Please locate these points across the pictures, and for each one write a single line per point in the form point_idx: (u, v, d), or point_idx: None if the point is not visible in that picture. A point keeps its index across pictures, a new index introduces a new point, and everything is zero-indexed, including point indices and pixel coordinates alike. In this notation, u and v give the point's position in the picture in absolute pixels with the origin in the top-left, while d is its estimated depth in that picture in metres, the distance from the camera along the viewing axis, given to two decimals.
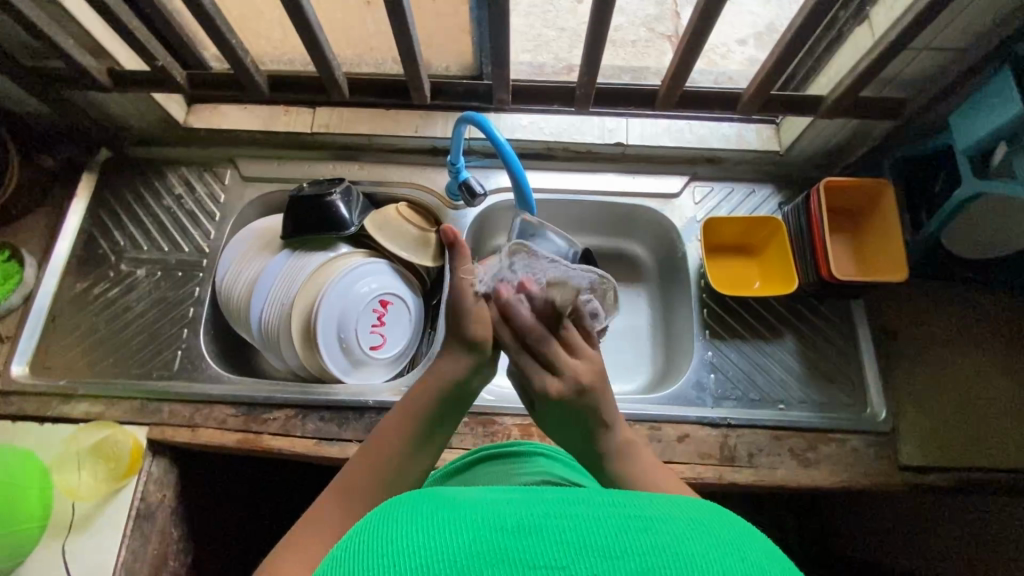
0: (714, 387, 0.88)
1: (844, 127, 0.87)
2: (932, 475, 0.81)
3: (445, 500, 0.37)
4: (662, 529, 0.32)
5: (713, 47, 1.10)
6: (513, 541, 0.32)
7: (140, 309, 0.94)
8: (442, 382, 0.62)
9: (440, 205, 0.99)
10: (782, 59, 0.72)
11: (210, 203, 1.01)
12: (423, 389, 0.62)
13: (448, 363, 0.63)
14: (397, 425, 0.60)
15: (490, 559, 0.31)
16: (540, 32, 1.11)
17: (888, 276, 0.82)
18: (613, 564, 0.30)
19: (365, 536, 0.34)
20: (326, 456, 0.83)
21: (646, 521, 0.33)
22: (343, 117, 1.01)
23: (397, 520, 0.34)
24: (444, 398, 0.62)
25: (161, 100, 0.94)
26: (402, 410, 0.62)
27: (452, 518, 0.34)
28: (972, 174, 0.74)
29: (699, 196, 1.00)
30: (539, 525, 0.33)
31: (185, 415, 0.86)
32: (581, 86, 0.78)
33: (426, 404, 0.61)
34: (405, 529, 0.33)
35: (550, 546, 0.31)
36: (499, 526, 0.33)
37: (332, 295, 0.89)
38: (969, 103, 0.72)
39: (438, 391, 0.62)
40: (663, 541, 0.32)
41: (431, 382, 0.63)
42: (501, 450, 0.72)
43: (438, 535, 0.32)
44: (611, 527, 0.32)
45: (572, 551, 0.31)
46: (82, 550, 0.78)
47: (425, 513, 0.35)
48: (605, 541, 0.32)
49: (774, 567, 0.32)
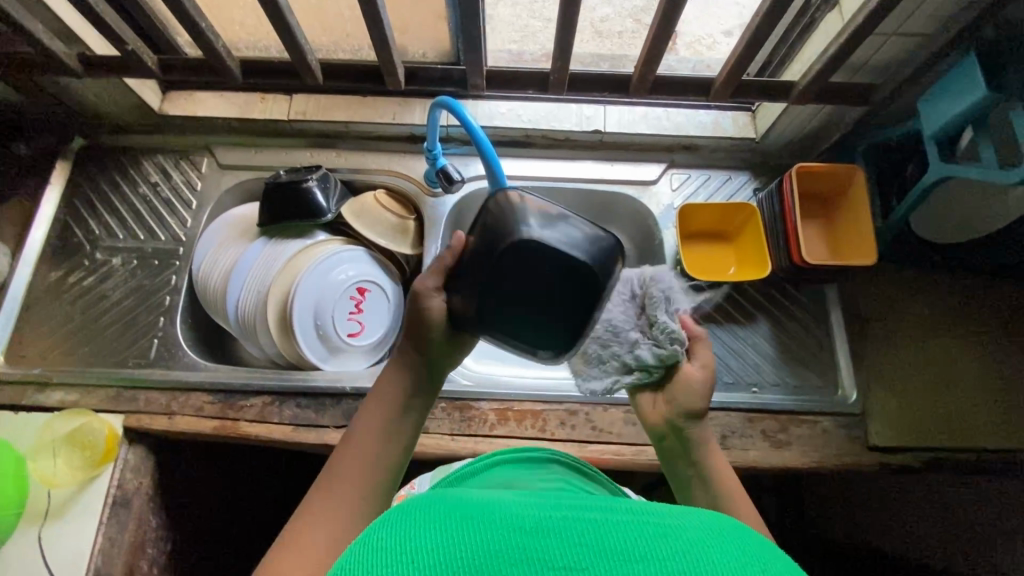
0: None
1: (817, 114, 0.88)
2: (900, 455, 0.83)
3: (463, 502, 0.38)
4: (678, 536, 0.34)
5: (698, 37, 1.11)
6: (531, 542, 0.34)
7: (116, 298, 0.94)
8: (409, 365, 0.65)
9: (419, 192, 0.99)
10: (751, 45, 0.72)
11: (187, 191, 1.00)
12: (393, 375, 0.65)
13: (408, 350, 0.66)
14: (373, 413, 0.63)
15: (509, 557, 0.33)
16: (526, 22, 1.10)
17: (858, 259, 0.84)
18: (633, 568, 0.32)
19: (384, 530, 0.35)
20: (302, 442, 0.83)
21: (662, 529, 0.34)
22: (320, 105, 1.00)
23: (415, 517, 0.36)
24: (412, 379, 0.65)
25: (135, 86, 0.93)
26: (374, 397, 0.64)
27: (476, 519, 0.36)
28: (938, 158, 0.75)
29: (676, 183, 1.00)
30: (558, 530, 0.34)
31: (161, 403, 0.86)
32: (554, 72, 0.78)
33: (397, 388, 0.64)
34: (425, 527, 0.35)
35: (568, 549, 0.33)
36: (521, 529, 0.35)
37: (309, 282, 0.89)
38: (937, 85, 0.73)
39: (405, 375, 0.65)
40: (681, 548, 0.33)
41: (398, 367, 0.66)
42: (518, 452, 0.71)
43: (456, 534, 0.34)
44: (627, 532, 0.34)
45: (590, 554, 0.33)
46: (59, 537, 0.78)
47: (441, 513, 0.37)
48: (624, 546, 0.33)
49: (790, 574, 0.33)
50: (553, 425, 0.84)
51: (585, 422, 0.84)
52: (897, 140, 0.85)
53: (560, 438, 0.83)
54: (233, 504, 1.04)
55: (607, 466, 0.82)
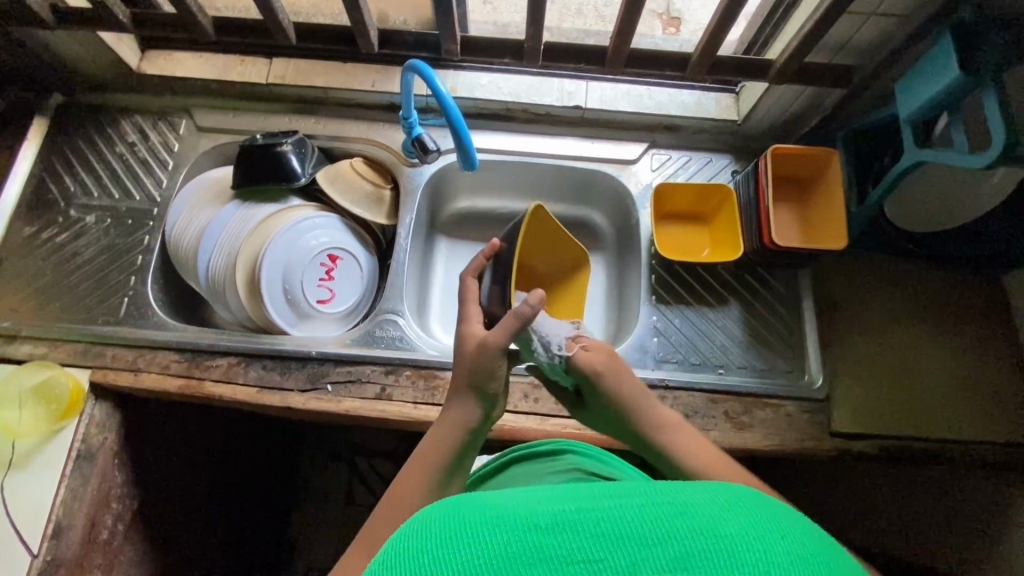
0: (657, 350, 0.89)
1: (799, 95, 0.87)
2: (862, 442, 0.83)
3: (469, 503, 0.36)
4: (696, 511, 0.32)
5: (701, 25, 1.17)
6: (548, 537, 0.31)
7: (88, 255, 0.94)
8: (460, 427, 0.62)
9: (396, 162, 0.99)
10: (725, 18, 0.71)
11: (164, 152, 1.00)
12: (441, 438, 0.62)
13: (463, 409, 0.63)
14: (419, 475, 0.60)
15: (526, 557, 0.30)
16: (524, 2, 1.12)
17: (829, 244, 0.83)
18: (654, 554, 0.30)
19: (395, 548, 0.33)
20: (266, 404, 0.84)
21: (679, 506, 0.32)
22: (300, 70, 0.99)
23: (425, 528, 0.34)
24: (464, 440, 0.62)
25: (111, 42, 0.92)
26: (421, 457, 0.61)
27: (481, 525, 0.33)
28: (914, 142, 0.74)
29: (656, 163, 0.99)
30: (577, 519, 0.32)
31: (128, 360, 0.86)
32: (528, 40, 0.76)
33: (448, 448, 0.61)
34: (435, 536, 0.33)
35: (588, 540, 0.31)
36: (532, 524, 0.32)
37: (277, 247, 0.88)
38: (916, 67, 0.71)
39: (457, 437, 0.62)
40: (703, 525, 0.31)
41: (449, 428, 0.62)
42: (528, 449, 0.76)
43: (466, 540, 0.32)
44: (647, 513, 0.32)
45: (608, 543, 0.31)
46: (20, 486, 0.79)
47: (449, 520, 0.34)
48: (643, 531, 0.31)
49: (809, 535, 0.33)
50: (516, 398, 0.84)
51: (548, 396, 0.84)
52: (877, 125, 0.84)
53: (521, 410, 0.83)
54: (202, 466, 1.05)
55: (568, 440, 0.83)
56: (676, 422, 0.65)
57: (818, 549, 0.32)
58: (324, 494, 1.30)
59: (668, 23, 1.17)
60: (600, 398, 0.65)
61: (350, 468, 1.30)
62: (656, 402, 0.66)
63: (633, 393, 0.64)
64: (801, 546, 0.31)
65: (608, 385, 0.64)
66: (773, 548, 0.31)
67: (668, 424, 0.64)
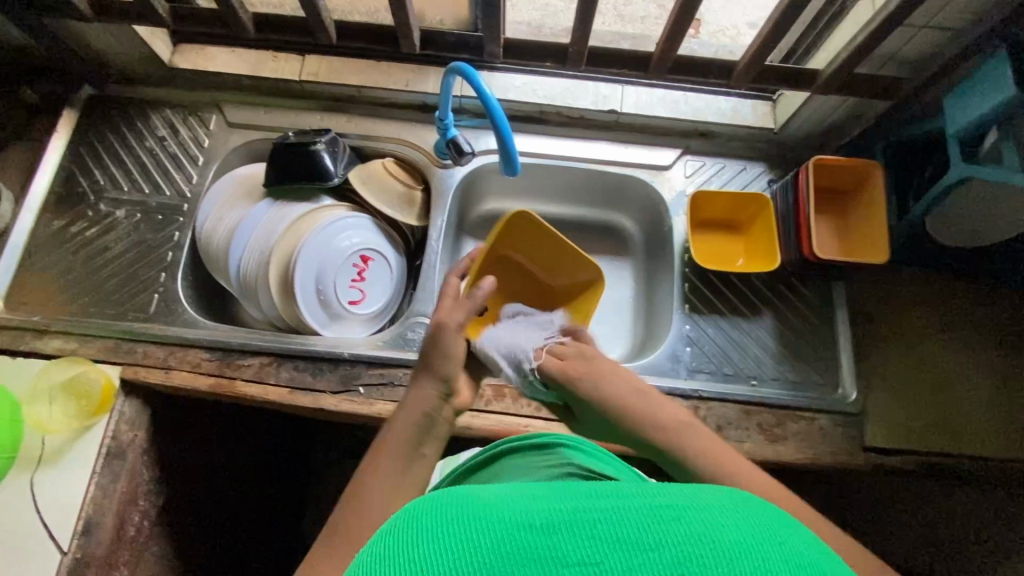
0: (689, 360, 0.89)
1: (840, 106, 0.86)
2: (896, 457, 0.83)
3: (463, 499, 0.35)
4: (697, 517, 0.31)
5: (723, 27, 1.15)
6: (542, 538, 0.30)
7: (118, 250, 0.93)
8: (420, 402, 0.65)
9: (427, 162, 0.98)
10: (778, 27, 0.70)
11: (194, 147, 0.99)
12: (402, 416, 0.63)
13: (422, 390, 0.66)
14: (378, 456, 0.59)
15: (519, 558, 0.30)
16: (547, 1, 1.11)
17: (869, 258, 0.82)
18: (647, 557, 0.29)
19: (387, 542, 0.33)
20: (298, 404, 0.83)
21: (678, 510, 0.31)
22: (333, 68, 0.98)
23: (418, 523, 0.33)
24: (426, 419, 0.63)
25: (145, 36, 0.91)
26: (385, 438, 0.62)
27: (478, 519, 0.32)
28: (960, 158, 0.72)
29: (690, 169, 0.98)
30: (570, 518, 0.31)
31: (158, 358, 0.86)
32: (574, 45, 0.75)
33: (411, 424, 0.62)
34: (429, 532, 0.32)
35: (583, 542, 0.30)
36: (522, 524, 0.31)
37: (312, 245, 0.88)
38: (964, 83, 0.71)
39: (418, 413, 0.64)
40: (700, 529, 0.30)
41: (410, 407, 0.64)
42: (518, 439, 0.74)
43: (460, 536, 0.31)
44: (644, 515, 0.31)
45: (602, 544, 0.30)
46: (50, 482, 0.79)
47: (443, 515, 0.33)
48: (638, 532, 0.30)
49: (814, 553, 0.31)
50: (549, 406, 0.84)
51: None
52: (920, 138, 0.83)
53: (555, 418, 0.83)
54: (224, 463, 1.04)
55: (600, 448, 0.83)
56: (685, 421, 0.60)
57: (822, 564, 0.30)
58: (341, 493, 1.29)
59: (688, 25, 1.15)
60: (582, 401, 0.67)
61: None
62: (661, 402, 0.63)
63: (615, 391, 0.64)
64: (805, 558, 0.30)
65: (584, 384, 0.66)
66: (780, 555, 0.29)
67: (678, 426, 0.60)
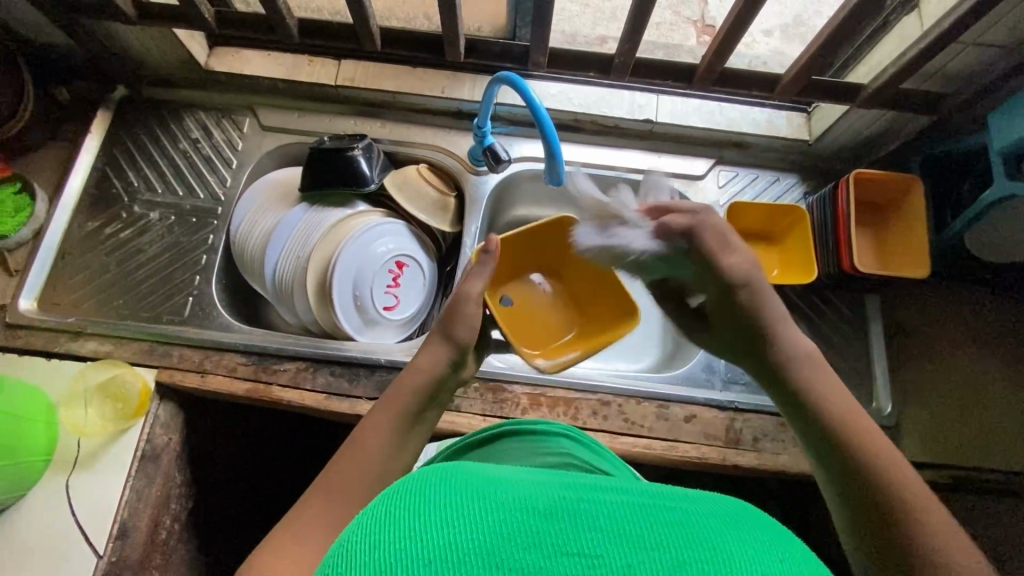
0: (725, 371, 0.88)
1: (879, 119, 0.86)
2: (932, 471, 0.83)
3: (466, 476, 0.36)
4: (697, 524, 0.31)
5: None
6: (545, 525, 0.31)
7: (152, 252, 0.93)
8: (434, 365, 0.66)
9: (462, 169, 0.98)
10: (829, 43, 0.70)
11: (228, 150, 0.99)
12: (409, 378, 0.65)
13: (436, 353, 0.67)
14: (380, 415, 0.62)
15: (519, 539, 0.30)
16: (564, 6, 1.10)
17: (910, 272, 0.83)
18: (649, 556, 0.29)
19: (388, 506, 0.33)
20: (334, 410, 0.83)
21: (680, 516, 0.32)
22: (369, 72, 0.98)
23: (422, 493, 0.34)
24: (433, 382, 0.65)
25: (184, 38, 0.90)
26: (392, 394, 0.64)
27: (482, 497, 0.33)
28: (1004, 175, 0.73)
29: (723, 179, 0.99)
30: (569, 507, 0.32)
31: (194, 361, 0.86)
32: (620, 55, 0.76)
33: (418, 386, 0.64)
34: (431, 501, 0.32)
35: (585, 534, 0.30)
36: (524, 509, 0.32)
37: (351, 249, 0.88)
38: (1010, 102, 0.72)
39: (428, 376, 0.65)
40: (703, 536, 0.30)
41: (422, 368, 0.66)
42: (522, 425, 0.73)
43: (463, 511, 0.32)
44: (648, 517, 0.31)
45: (604, 539, 0.30)
46: (86, 485, 0.79)
47: (446, 488, 0.34)
48: (639, 530, 0.30)
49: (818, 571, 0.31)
50: (585, 415, 0.84)
51: (617, 414, 0.84)
52: (960, 152, 0.83)
53: (591, 428, 0.83)
54: (249, 467, 1.04)
55: (636, 459, 0.83)
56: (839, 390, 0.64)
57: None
58: None
59: (703, 31, 1.15)
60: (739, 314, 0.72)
61: None
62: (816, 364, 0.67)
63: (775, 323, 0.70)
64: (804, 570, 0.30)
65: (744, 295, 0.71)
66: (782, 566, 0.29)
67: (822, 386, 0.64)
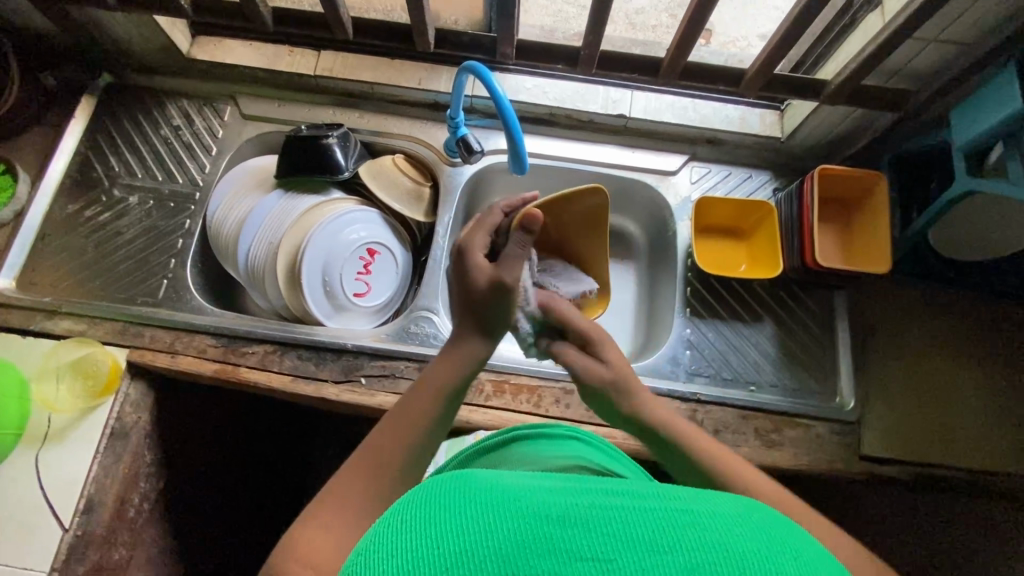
0: (689, 363, 0.89)
1: (847, 117, 0.87)
2: (890, 467, 0.83)
3: (482, 482, 0.36)
4: (710, 525, 0.32)
5: (733, 39, 1.17)
6: (561, 530, 0.31)
7: (130, 236, 0.95)
8: (464, 362, 0.62)
9: (437, 160, 0.99)
10: (786, 38, 0.71)
11: (208, 137, 1.01)
12: (445, 368, 0.61)
13: (465, 348, 0.63)
14: (418, 402, 0.58)
15: (534, 548, 0.31)
16: (560, 7, 1.12)
17: (872, 266, 0.83)
18: (662, 560, 0.30)
19: (403, 515, 0.34)
20: (300, 393, 0.84)
21: (692, 517, 0.33)
22: (348, 63, 0.99)
23: (432, 500, 0.35)
24: (464, 378, 0.61)
25: (165, 25, 0.92)
26: (420, 389, 0.60)
27: (497, 503, 0.33)
28: (965, 171, 0.73)
29: (696, 176, 0.99)
30: (584, 513, 0.33)
31: (165, 342, 0.87)
32: (586, 47, 0.77)
33: (449, 383, 0.60)
34: (446, 508, 0.33)
35: (599, 539, 0.31)
36: (539, 514, 0.32)
37: (323, 234, 0.89)
38: (971, 99, 0.72)
39: (459, 373, 0.61)
40: (715, 538, 0.31)
41: (450, 366, 0.62)
42: (536, 430, 0.75)
43: (480, 517, 0.32)
44: (663, 522, 0.32)
45: (617, 543, 0.31)
46: (54, 460, 0.80)
47: (463, 495, 0.35)
48: (653, 534, 0.31)
49: (828, 568, 0.32)
50: (547, 403, 0.85)
51: (579, 402, 0.85)
52: (926, 150, 0.84)
53: (553, 416, 0.84)
54: (220, 450, 1.05)
55: None
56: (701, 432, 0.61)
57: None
58: None
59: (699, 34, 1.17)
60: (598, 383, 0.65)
61: None
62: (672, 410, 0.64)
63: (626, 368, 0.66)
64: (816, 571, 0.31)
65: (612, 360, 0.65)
66: (785, 570, 0.30)
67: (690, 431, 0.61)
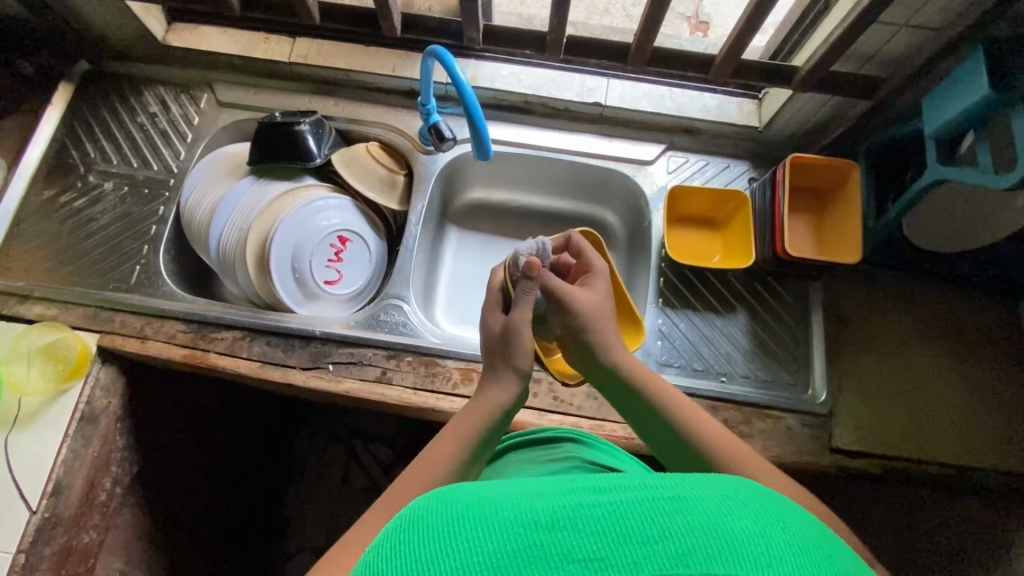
0: (660, 353, 0.88)
1: (823, 105, 0.86)
2: (860, 460, 0.81)
3: (470, 498, 0.35)
4: (698, 508, 0.31)
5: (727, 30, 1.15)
6: (551, 534, 0.30)
7: (103, 222, 0.95)
8: (490, 412, 0.59)
9: (411, 148, 0.99)
10: (751, 22, 0.70)
11: (184, 124, 1.01)
12: (472, 418, 0.59)
13: (494, 396, 0.60)
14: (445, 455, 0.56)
15: (524, 557, 0.30)
16: None
17: (844, 258, 0.82)
18: (653, 550, 0.29)
19: (394, 540, 0.33)
20: (268, 379, 0.84)
21: (680, 501, 0.32)
22: (322, 50, 0.99)
23: (416, 525, 0.33)
24: (487, 431, 0.58)
25: (139, 11, 0.92)
26: (440, 444, 0.57)
27: (482, 518, 0.32)
28: (937, 158, 0.72)
29: (673, 165, 0.98)
30: (573, 511, 0.31)
31: (136, 327, 0.88)
32: (551, 32, 0.76)
33: (471, 435, 0.58)
34: (431, 530, 0.32)
35: (588, 536, 0.30)
36: (524, 521, 0.31)
37: (291, 222, 0.89)
38: (942, 84, 0.70)
39: (482, 426, 0.58)
40: (704, 520, 0.31)
41: (474, 413, 0.59)
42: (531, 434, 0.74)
43: (468, 534, 0.31)
44: (652, 512, 0.31)
45: (608, 536, 0.30)
46: (22, 443, 0.81)
47: (449, 515, 0.33)
48: (643, 525, 0.30)
49: (817, 538, 0.32)
50: None
51: (547, 391, 0.84)
52: (902, 139, 0.82)
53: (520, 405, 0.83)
54: (195, 437, 1.06)
55: None
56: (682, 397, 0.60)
57: (823, 546, 0.32)
58: (321, 474, 1.31)
59: (696, 27, 1.15)
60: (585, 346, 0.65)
61: (348, 450, 1.31)
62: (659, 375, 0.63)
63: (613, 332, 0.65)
64: (805, 541, 0.31)
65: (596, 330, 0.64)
66: (771, 542, 0.30)
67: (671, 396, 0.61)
